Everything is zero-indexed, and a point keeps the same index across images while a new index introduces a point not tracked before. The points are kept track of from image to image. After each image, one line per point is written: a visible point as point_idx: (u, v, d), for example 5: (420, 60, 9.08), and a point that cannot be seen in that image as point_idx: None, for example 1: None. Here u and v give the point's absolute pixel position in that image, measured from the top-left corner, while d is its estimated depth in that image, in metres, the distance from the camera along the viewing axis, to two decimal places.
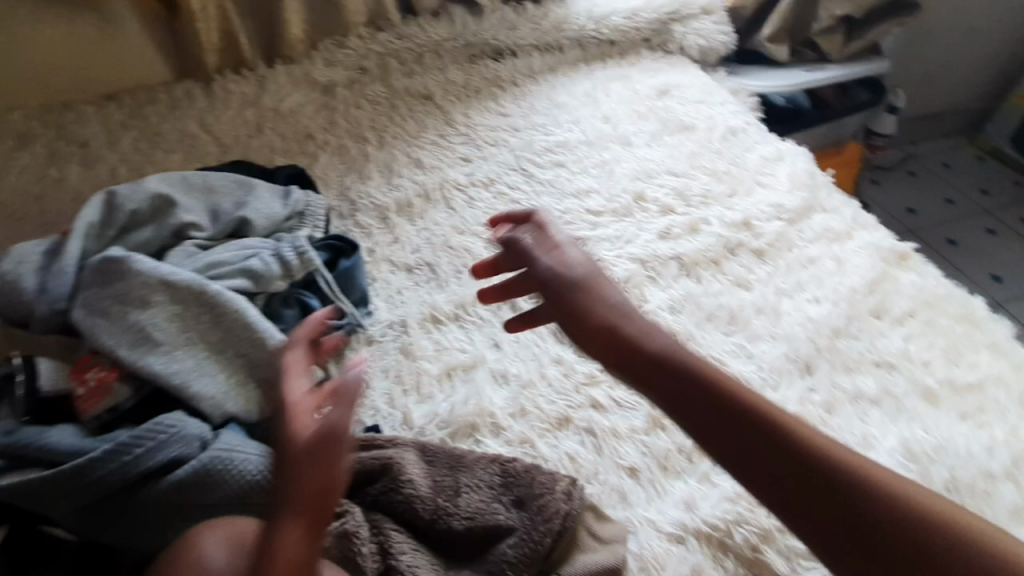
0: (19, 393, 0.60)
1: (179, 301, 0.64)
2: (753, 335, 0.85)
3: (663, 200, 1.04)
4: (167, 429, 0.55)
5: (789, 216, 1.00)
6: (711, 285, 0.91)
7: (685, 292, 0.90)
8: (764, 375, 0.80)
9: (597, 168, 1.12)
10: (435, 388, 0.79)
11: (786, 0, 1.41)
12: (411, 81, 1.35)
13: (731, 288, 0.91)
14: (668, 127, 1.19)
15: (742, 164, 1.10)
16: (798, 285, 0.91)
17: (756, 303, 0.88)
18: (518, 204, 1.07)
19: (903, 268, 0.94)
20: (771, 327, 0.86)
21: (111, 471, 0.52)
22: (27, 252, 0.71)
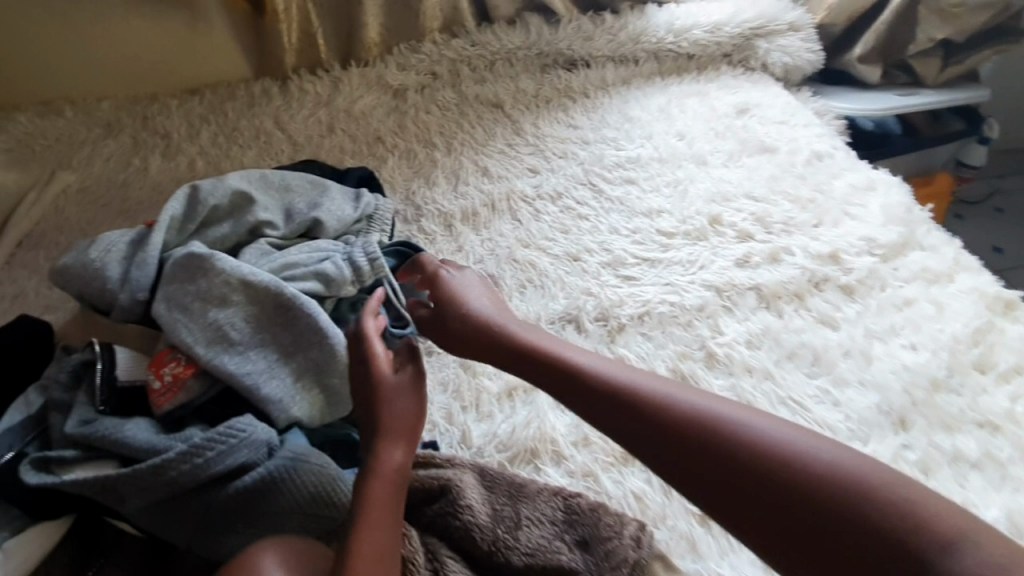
0: (98, 381, 0.61)
1: (255, 301, 0.65)
2: (839, 380, 0.78)
3: (741, 225, 0.98)
4: (237, 434, 0.55)
5: (882, 251, 0.93)
6: (793, 321, 0.84)
7: (763, 326, 0.84)
8: (852, 426, 0.74)
9: (670, 187, 1.08)
10: (495, 407, 0.76)
11: (883, 19, 1.31)
12: (482, 88, 1.34)
13: (815, 326, 0.84)
14: (748, 148, 1.13)
15: (828, 192, 1.03)
16: (892, 328, 0.84)
17: (843, 345, 0.82)
18: (585, 220, 1.03)
19: (1010, 318, 0.85)
20: (859, 373, 0.79)
21: (184, 472, 0.54)
22: (114, 240, 0.72)
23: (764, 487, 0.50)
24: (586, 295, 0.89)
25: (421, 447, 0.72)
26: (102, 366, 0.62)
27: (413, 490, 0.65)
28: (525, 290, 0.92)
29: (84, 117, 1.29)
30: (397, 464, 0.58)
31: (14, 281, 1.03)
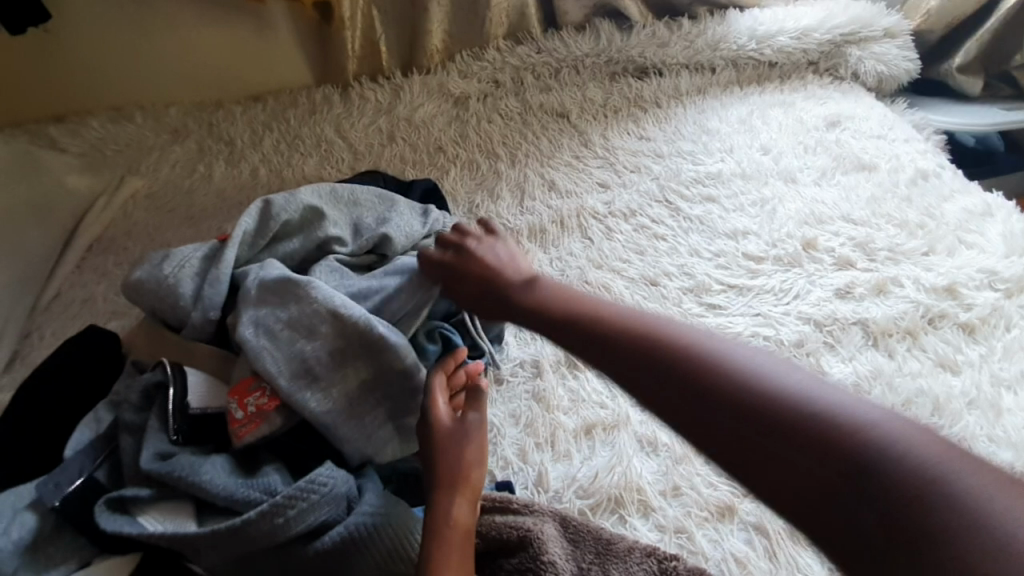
0: (172, 409, 0.60)
1: (343, 335, 0.62)
2: (966, 434, 0.68)
3: (839, 251, 0.89)
4: (319, 489, 0.54)
5: (1007, 285, 0.82)
6: (906, 363, 0.75)
7: (873, 367, 0.75)
8: None
9: (755, 206, 1.00)
10: (573, 445, 0.70)
11: (991, 24, 1.19)
12: (547, 97, 1.29)
13: (933, 370, 0.74)
14: (842, 164, 1.04)
15: (939, 216, 0.92)
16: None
17: (968, 394, 0.72)
18: (663, 240, 0.96)
19: None
20: (988, 427, 0.69)
21: (265, 530, 0.52)
22: (188, 254, 0.70)
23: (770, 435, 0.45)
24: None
25: (495, 488, 0.67)
26: (175, 391, 0.60)
27: (488, 539, 0.60)
28: None
29: (152, 123, 1.30)
30: (460, 518, 0.56)
31: (83, 286, 1.03)
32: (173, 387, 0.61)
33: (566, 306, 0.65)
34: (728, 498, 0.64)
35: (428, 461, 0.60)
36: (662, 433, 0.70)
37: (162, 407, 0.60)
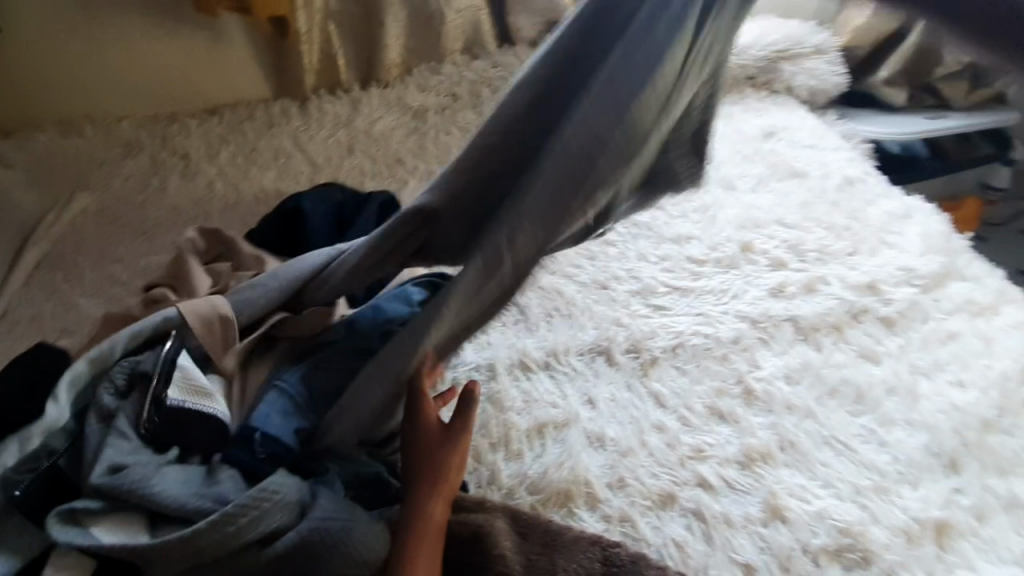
0: (150, 404, 0.61)
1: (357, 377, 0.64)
2: (885, 419, 0.74)
3: (774, 253, 0.96)
4: (270, 498, 0.55)
5: (923, 281, 0.88)
6: (833, 355, 0.81)
7: (803, 360, 0.80)
8: (901, 468, 0.69)
9: (698, 212, 1.06)
10: (524, 444, 0.73)
11: (911, 41, 1.28)
12: None
13: (857, 361, 0.80)
14: (777, 172, 1.11)
15: (863, 219, 1.00)
16: (939, 363, 0.79)
17: (888, 382, 0.77)
18: (612, 245, 1.01)
19: None
20: (906, 411, 0.74)
21: (215, 539, 0.53)
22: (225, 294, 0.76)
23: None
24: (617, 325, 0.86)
25: None
26: (157, 384, 0.62)
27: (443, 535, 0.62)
28: (552, 319, 0.89)
29: (104, 136, 1.28)
30: (433, 515, 0.61)
31: (32, 303, 1.01)
32: (155, 381, 0.62)
33: None
34: (670, 487, 0.68)
35: (413, 458, 0.64)
36: (609, 427, 0.74)
37: (143, 400, 0.62)
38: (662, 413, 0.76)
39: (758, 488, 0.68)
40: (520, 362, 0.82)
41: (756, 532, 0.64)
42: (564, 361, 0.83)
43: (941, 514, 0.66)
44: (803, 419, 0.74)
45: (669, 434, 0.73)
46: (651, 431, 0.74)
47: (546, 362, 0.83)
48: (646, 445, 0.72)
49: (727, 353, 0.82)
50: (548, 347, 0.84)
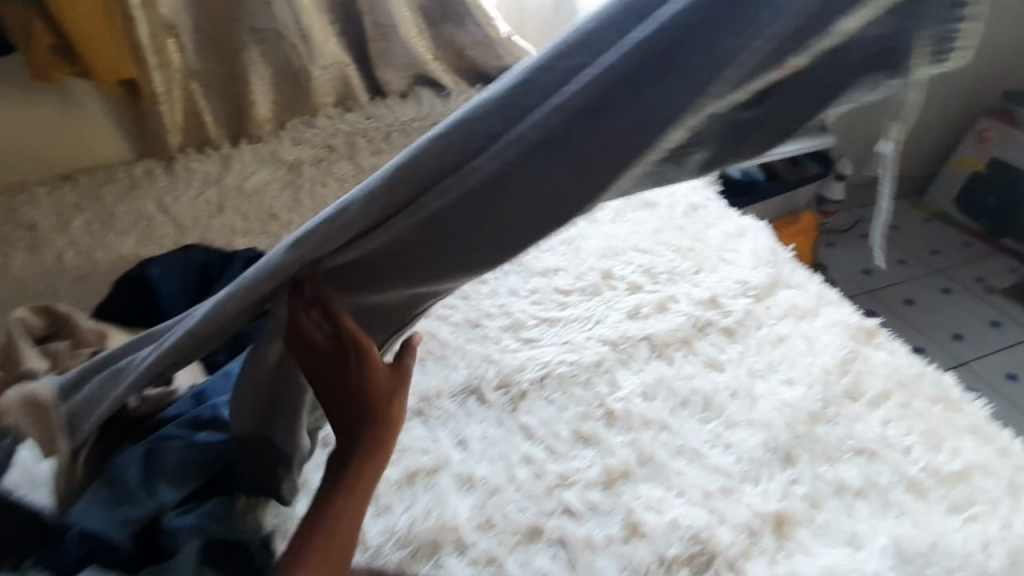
0: None
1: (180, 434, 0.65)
2: (730, 423, 0.80)
3: (630, 278, 1.05)
4: None
5: (755, 292, 0.98)
6: (683, 368, 0.88)
7: (658, 376, 0.86)
8: (744, 467, 0.75)
9: (563, 245, 1.13)
10: (393, 497, 0.72)
11: None
12: (378, 158, 1.35)
13: (704, 371, 0.87)
14: (632, 204, 1.24)
15: (705, 241, 1.13)
16: (771, 364, 0.87)
17: (730, 387, 0.84)
18: (484, 283, 1.04)
19: (871, 345, 0.89)
20: (747, 413, 0.81)
21: None
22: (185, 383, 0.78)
23: None
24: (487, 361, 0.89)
25: None
26: None
27: None
28: (424, 362, 0.89)
29: None
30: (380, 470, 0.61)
31: None
32: None
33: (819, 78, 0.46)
34: (538, 517, 0.70)
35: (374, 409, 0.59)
36: (478, 466, 0.75)
37: None
38: (530, 445, 0.78)
39: (619, 507, 0.71)
40: None
41: (617, 552, 0.67)
42: (435, 404, 0.83)
43: (778, 506, 0.71)
44: (658, 433, 0.79)
45: (536, 465, 0.75)
46: (519, 465, 0.76)
47: (418, 408, 0.83)
48: (514, 479, 0.74)
49: (590, 377, 0.86)
50: (420, 393, 0.85)
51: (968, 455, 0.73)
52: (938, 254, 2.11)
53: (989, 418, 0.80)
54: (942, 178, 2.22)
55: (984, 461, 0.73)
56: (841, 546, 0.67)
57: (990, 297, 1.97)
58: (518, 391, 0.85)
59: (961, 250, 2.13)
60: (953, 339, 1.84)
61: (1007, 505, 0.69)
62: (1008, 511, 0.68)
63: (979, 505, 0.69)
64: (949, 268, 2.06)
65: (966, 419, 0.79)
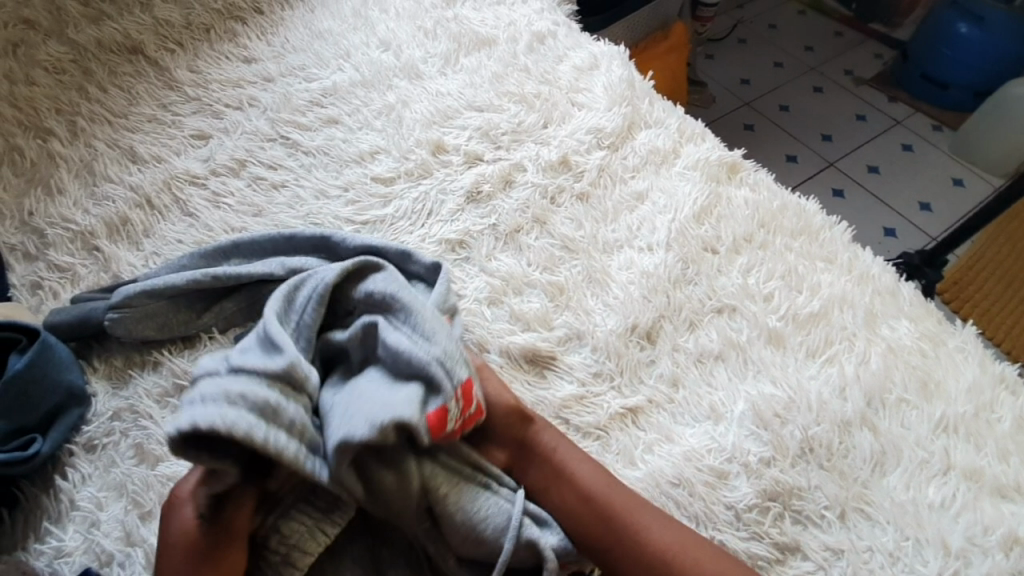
0: None
1: None
2: (585, 309, 0.67)
3: (467, 147, 0.85)
4: None
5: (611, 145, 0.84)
6: (534, 253, 0.73)
7: (507, 270, 0.71)
8: (606, 361, 0.63)
9: (381, 117, 0.88)
10: None
11: None
12: (101, 30, 0.95)
13: (557, 252, 0.73)
14: (464, 44, 0.97)
15: (554, 81, 0.93)
16: (630, 232, 0.74)
17: (585, 269, 0.70)
18: (282, 189, 0.81)
19: (734, 183, 0.80)
20: (603, 296, 0.68)
21: None
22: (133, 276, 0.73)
23: (586, 501, 0.52)
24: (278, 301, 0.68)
25: None
26: None
27: None
28: (214, 336, 0.68)
29: None
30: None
31: None
32: None
33: (574, 510, 0.52)
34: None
35: None
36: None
37: None
38: None
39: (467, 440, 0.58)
40: (175, 386, 0.64)
41: None
42: None
43: (639, 400, 0.61)
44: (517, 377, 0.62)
45: None
46: None
47: None
48: None
49: None
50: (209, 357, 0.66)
51: (827, 292, 0.68)
52: (810, 50, 2.07)
53: (851, 242, 0.74)
54: None
55: (841, 295, 0.68)
56: (699, 418, 0.60)
57: (857, 89, 1.97)
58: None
59: (832, 42, 2.10)
60: (822, 140, 1.83)
61: (862, 339, 0.65)
62: (864, 346, 0.64)
63: (835, 345, 0.64)
64: (822, 65, 2.03)
65: (827, 251, 0.72)
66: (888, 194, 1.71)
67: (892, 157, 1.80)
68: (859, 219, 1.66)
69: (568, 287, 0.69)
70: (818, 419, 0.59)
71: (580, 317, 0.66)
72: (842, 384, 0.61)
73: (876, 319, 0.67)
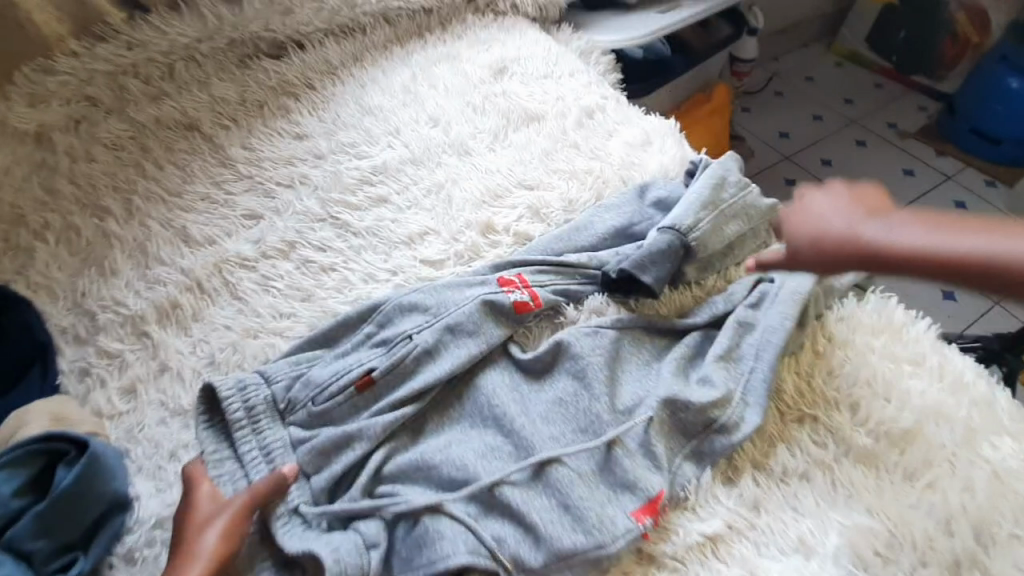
0: None
1: None
2: (646, 405, 0.62)
3: (517, 227, 0.82)
4: None
5: (704, 208, 0.75)
6: (592, 339, 0.67)
7: (562, 359, 0.66)
8: (686, 480, 0.59)
9: (431, 195, 0.87)
10: None
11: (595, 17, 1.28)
12: (160, 107, 0.97)
13: (618, 341, 0.68)
14: (512, 120, 0.97)
15: (605, 157, 0.91)
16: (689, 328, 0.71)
17: (643, 367, 0.67)
18: (331, 272, 0.79)
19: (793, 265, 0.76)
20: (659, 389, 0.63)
21: None
22: (182, 366, 0.71)
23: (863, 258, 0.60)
24: (309, 386, 0.64)
25: None
26: None
27: None
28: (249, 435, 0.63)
29: None
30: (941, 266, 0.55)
31: None
32: None
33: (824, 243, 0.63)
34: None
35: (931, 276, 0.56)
36: (310, 548, 0.53)
37: None
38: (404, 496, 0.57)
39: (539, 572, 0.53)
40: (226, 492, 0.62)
41: None
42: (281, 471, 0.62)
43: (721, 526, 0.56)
44: (585, 487, 0.56)
45: (417, 528, 0.55)
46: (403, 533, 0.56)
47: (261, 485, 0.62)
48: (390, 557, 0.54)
49: (458, 448, 0.60)
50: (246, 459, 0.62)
51: (917, 403, 0.64)
52: (851, 103, 2.04)
53: (935, 342, 0.70)
54: (854, 19, 2.15)
55: (935, 407, 0.63)
56: (790, 553, 0.55)
57: (904, 142, 1.92)
58: (345, 436, 0.61)
59: (872, 96, 2.08)
60: None
61: (964, 461, 0.60)
62: (966, 469, 0.59)
63: (934, 468, 0.60)
64: (862, 118, 2.00)
65: (911, 352, 0.69)
66: None
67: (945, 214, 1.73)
68: (916, 282, 1.58)
69: (623, 384, 0.65)
70: (923, 558, 0.54)
71: (650, 426, 0.60)
72: (946, 514, 0.56)
73: (975, 436, 0.62)
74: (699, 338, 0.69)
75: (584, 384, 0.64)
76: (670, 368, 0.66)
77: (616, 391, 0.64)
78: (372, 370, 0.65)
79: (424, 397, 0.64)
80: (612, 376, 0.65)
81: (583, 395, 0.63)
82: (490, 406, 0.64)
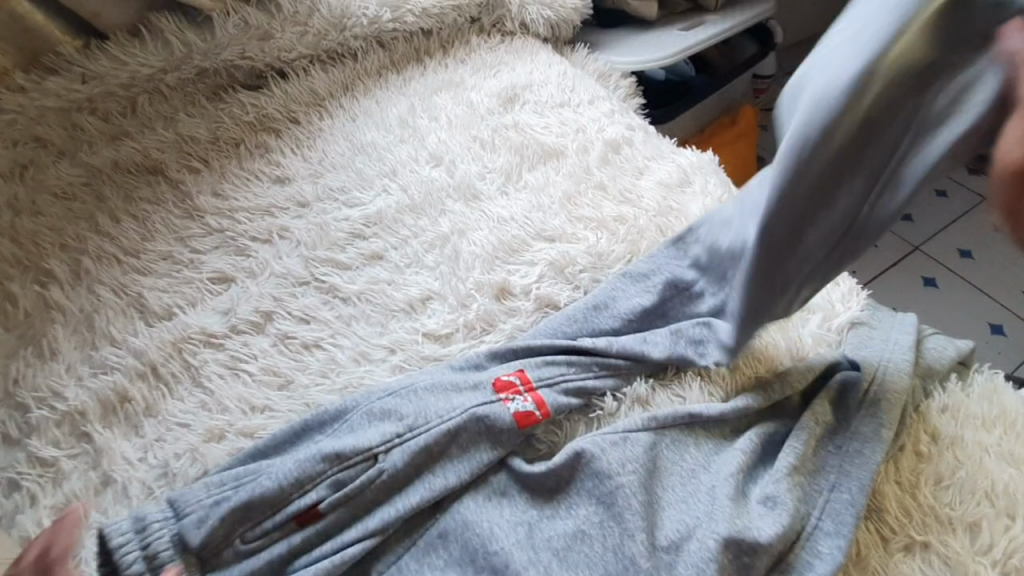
0: None
1: None
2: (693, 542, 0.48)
3: (538, 290, 0.69)
4: None
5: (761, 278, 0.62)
6: (627, 446, 0.54)
7: (584, 473, 0.53)
8: None
9: (434, 249, 0.74)
10: None
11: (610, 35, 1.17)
12: (119, 148, 0.84)
13: (658, 445, 0.55)
14: (527, 157, 0.84)
15: (636, 200, 0.78)
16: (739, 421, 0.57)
17: (686, 478, 0.53)
18: (315, 351, 0.66)
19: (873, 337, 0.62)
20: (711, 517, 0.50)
21: None
22: (129, 478, 0.58)
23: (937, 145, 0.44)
24: (247, 514, 0.50)
25: None
26: None
27: None
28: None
29: None
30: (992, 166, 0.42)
31: None
32: None
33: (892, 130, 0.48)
34: None
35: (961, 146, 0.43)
36: None
37: None
38: None
39: None
40: None
41: None
42: None
43: None
44: None
45: None
46: None
47: None
48: None
49: None
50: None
51: None
52: None
53: None
54: None
55: None
56: None
57: None
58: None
59: None
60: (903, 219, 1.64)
61: None
62: None
63: None
64: None
65: None
66: (988, 283, 1.51)
67: (986, 238, 1.60)
68: (963, 315, 1.45)
69: (664, 506, 0.51)
70: None
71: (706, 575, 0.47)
72: None
73: None
74: (760, 438, 0.55)
75: (612, 508, 0.50)
76: (721, 482, 0.52)
77: (654, 519, 0.50)
78: (316, 500, 0.51)
79: (419, 528, 0.52)
80: (650, 495, 0.51)
81: (611, 526, 0.50)
82: (491, 539, 0.50)
